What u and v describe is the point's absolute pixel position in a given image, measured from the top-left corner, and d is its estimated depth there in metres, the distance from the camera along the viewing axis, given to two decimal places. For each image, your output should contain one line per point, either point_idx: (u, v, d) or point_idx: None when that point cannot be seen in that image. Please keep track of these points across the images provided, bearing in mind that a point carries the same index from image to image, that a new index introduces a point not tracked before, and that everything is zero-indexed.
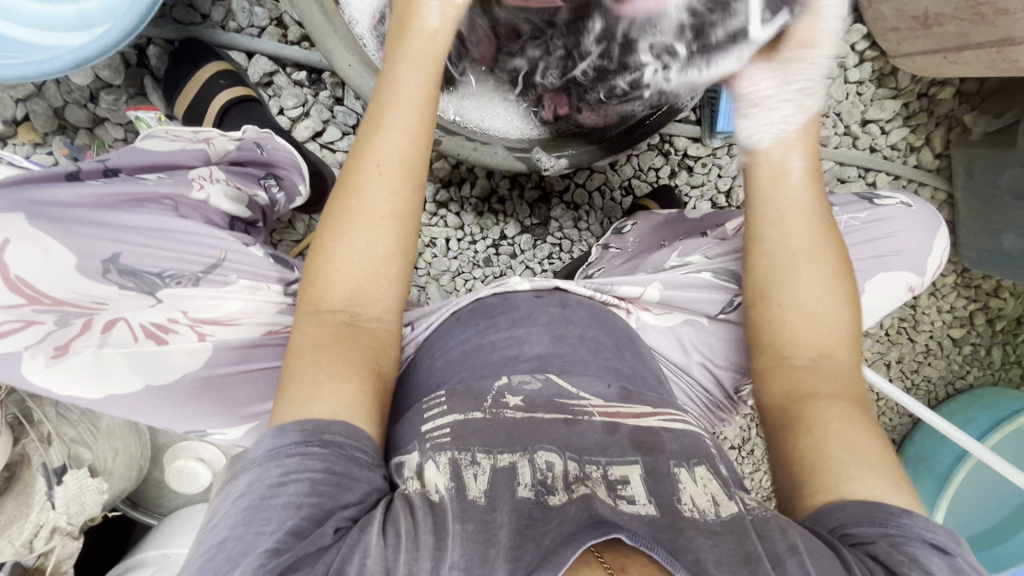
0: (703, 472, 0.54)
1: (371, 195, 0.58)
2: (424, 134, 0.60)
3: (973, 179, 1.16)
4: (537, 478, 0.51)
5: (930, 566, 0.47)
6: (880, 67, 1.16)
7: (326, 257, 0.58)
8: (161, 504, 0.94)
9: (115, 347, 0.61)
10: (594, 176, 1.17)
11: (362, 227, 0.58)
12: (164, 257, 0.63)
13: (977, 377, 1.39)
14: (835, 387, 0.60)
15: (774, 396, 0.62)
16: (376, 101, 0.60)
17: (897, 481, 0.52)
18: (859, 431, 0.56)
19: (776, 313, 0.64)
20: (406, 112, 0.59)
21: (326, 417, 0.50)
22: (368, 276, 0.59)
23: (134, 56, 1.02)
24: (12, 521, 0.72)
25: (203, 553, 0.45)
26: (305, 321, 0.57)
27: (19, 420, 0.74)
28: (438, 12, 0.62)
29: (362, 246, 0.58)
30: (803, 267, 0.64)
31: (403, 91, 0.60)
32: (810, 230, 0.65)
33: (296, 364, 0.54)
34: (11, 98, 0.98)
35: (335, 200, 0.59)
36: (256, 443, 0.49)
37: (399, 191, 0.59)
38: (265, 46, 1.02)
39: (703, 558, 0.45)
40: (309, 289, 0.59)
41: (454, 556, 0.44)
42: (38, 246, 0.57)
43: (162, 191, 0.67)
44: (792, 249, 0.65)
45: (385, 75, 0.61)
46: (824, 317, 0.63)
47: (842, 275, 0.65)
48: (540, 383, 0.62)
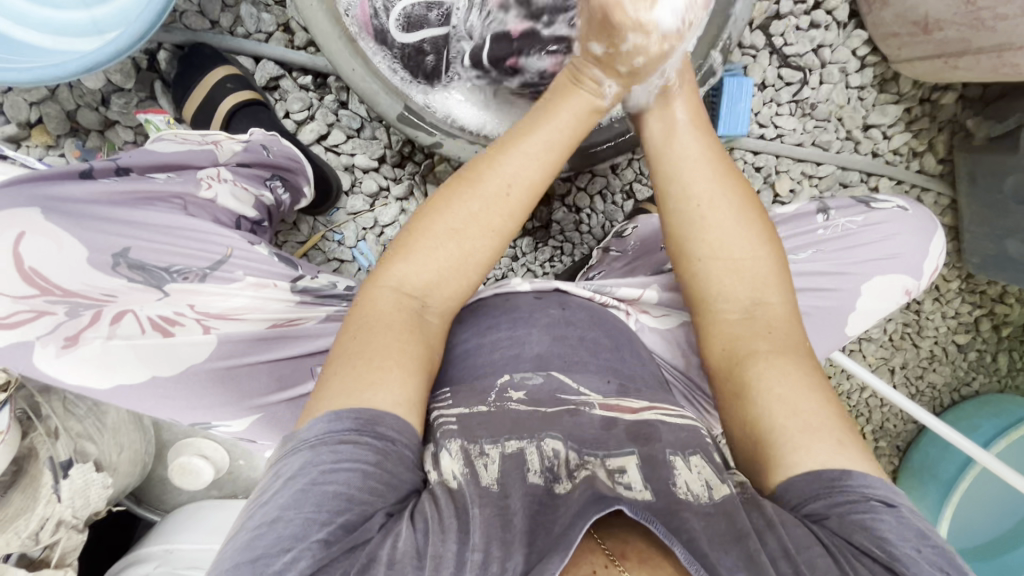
0: (698, 460, 0.54)
1: (485, 203, 0.63)
2: (551, 165, 0.66)
3: (975, 183, 1.16)
4: (545, 464, 0.52)
5: (878, 528, 0.48)
6: (882, 72, 1.17)
7: (419, 243, 0.61)
8: (164, 501, 0.96)
9: (123, 338, 0.62)
10: (596, 180, 1.18)
11: (469, 231, 0.62)
12: (172, 253, 0.64)
13: (983, 384, 1.38)
14: (773, 343, 0.62)
15: (714, 354, 0.65)
16: (524, 126, 0.67)
17: (840, 440, 0.53)
18: (806, 390, 0.57)
19: (696, 262, 0.67)
20: (549, 150, 0.66)
21: (384, 407, 0.51)
22: (452, 270, 0.62)
23: (145, 61, 1.04)
24: (20, 513, 0.72)
25: (254, 530, 0.45)
26: (382, 296, 0.59)
27: (27, 415, 0.76)
28: (612, 93, 0.68)
29: (462, 245, 0.62)
30: (719, 219, 0.67)
31: (553, 130, 0.67)
32: (714, 180, 0.68)
33: (356, 340, 0.55)
34: (24, 101, 1.01)
35: (445, 196, 0.64)
36: (307, 427, 0.50)
37: (510, 209, 0.63)
38: (273, 51, 1.04)
39: (697, 537, 0.46)
40: (388, 267, 0.61)
41: (476, 538, 0.44)
42: (51, 239, 0.58)
43: (172, 189, 0.68)
44: (700, 198, 0.67)
45: (541, 111, 0.68)
46: (745, 259, 0.66)
47: (754, 217, 0.67)
48: (542, 378, 0.63)
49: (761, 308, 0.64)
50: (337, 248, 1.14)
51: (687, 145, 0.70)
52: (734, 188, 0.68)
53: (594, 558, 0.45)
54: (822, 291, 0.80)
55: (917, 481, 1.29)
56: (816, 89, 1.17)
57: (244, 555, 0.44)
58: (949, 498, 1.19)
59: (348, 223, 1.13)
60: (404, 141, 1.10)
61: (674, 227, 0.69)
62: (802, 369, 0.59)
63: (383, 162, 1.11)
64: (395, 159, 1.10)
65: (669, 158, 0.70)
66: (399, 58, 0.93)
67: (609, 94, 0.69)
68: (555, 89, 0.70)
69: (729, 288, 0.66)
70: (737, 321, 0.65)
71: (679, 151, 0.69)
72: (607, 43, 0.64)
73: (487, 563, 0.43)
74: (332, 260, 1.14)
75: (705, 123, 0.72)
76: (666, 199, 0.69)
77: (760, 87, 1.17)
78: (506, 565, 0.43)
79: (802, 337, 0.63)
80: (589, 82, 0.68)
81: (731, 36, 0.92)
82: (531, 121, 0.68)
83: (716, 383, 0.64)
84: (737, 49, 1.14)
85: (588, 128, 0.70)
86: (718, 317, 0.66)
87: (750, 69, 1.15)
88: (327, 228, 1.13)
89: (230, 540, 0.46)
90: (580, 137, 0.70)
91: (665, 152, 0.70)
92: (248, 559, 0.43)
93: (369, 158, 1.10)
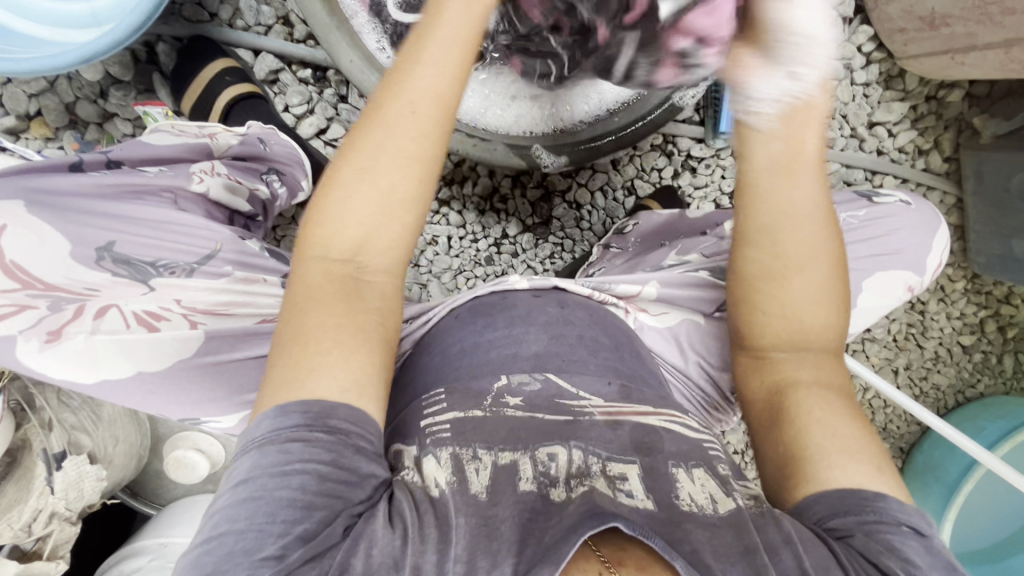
0: (700, 473, 0.54)
1: (393, 132, 0.55)
2: (456, 70, 0.57)
3: (983, 182, 1.13)
4: (539, 471, 0.51)
5: (906, 552, 0.47)
6: (888, 69, 1.15)
7: (335, 195, 0.55)
8: (159, 494, 0.96)
9: (108, 334, 0.61)
10: (597, 175, 1.18)
11: (381, 168, 0.55)
12: (156, 247, 0.63)
13: (988, 386, 1.36)
14: (820, 377, 0.59)
15: (756, 393, 0.62)
16: (418, 34, 0.59)
17: (879, 468, 0.52)
18: (849, 421, 0.55)
19: (766, 314, 0.62)
20: (449, 50, 0.57)
21: (331, 395, 0.49)
22: (379, 218, 0.55)
23: (144, 53, 1.04)
24: (14, 504, 0.72)
25: (202, 545, 0.45)
26: (310, 267, 0.54)
27: (21, 406, 0.76)
28: None
29: (378, 189, 0.55)
30: (808, 274, 0.61)
31: (447, 24, 0.58)
32: (819, 231, 0.61)
33: (293, 324, 0.52)
34: (24, 93, 1.01)
35: (353, 138, 0.57)
36: (255, 425, 0.49)
37: (422, 131, 0.56)
38: (271, 44, 1.03)
39: (700, 549, 0.45)
40: (311, 234, 0.55)
41: (458, 549, 0.45)
42: (33, 232, 0.57)
43: (161, 183, 0.68)
44: (791, 254, 0.61)
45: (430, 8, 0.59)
46: (818, 322, 0.60)
47: (838, 273, 0.62)
48: (538, 384, 0.62)
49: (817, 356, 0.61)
50: None
51: (798, 186, 0.61)
52: (831, 242, 0.62)
53: (588, 564, 0.45)
54: None
55: (920, 483, 1.28)
56: None
57: (193, 572, 0.43)
58: (952, 500, 1.17)
59: None
60: None
61: (746, 275, 0.63)
62: (844, 404, 0.57)
63: None
64: None
65: (781, 199, 0.61)
66: (390, 35, 0.89)
67: None
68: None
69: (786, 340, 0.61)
70: (792, 358, 0.61)
71: (788, 197, 0.61)
72: None
73: (474, 568, 0.43)
74: None
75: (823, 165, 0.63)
76: (751, 242, 0.62)
77: None
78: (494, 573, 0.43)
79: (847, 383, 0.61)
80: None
81: None
82: (427, 20, 0.59)
83: (756, 419, 0.61)
84: None
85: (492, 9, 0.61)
86: (770, 356, 0.62)
87: None
88: None
89: (189, 553, 0.45)
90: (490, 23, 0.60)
91: (775, 190, 0.61)
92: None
93: None
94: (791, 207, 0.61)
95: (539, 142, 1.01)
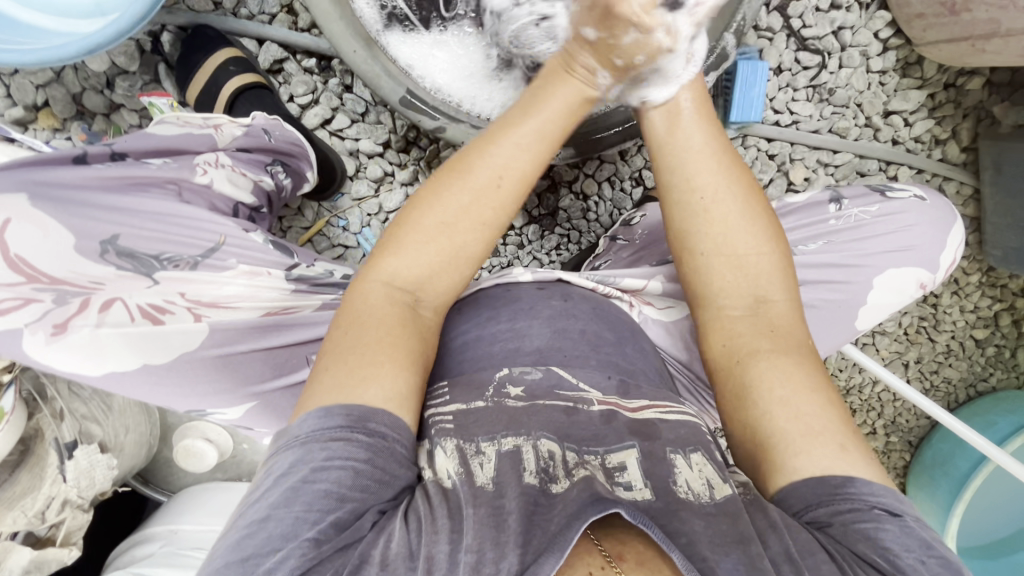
0: (698, 458, 0.53)
1: (476, 196, 0.59)
2: (543, 156, 0.62)
3: (1000, 174, 1.11)
4: (541, 464, 0.50)
5: (884, 539, 0.46)
6: (905, 55, 1.12)
7: (410, 236, 0.59)
8: (170, 482, 0.98)
9: (113, 326, 0.61)
10: (604, 166, 1.15)
11: (461, 225, 0.59)
12: (161, 240, 0.64)
13: (1001, 380, 1.35)
14: (773, 342, 0.59)
15: (714, 354, 0.62)
16: (512, 118, 0.63)
17: (844, 445, 0.51)
18: (811, 392, 0.55)
19: (700, 257, 0.64)
20: (542, 137, 0.62)
21: (376, 403, 0.50)
22: (443, 267, 0.59)
23: (149, 43, 1.03)
24: (26, 492, 0.74)
25: (242, 529, 0.45)
26: (372, 290, 0.57)
27: (33, 396, 0.77)
28: (606, 84, 0.64)
29: (452, 241, 0.59)
30: (729, 216, 0.63)
31: (546, 117, 0.62)
32: (724, 168, 0.64)
33: (347, 338, 0.54)
34: (31, 83, 1.01)
35: (427, 193, 0.60)
36: (299, 422, 0.49)
37: (505, 203, 0.60)
38: (275, 33, 1.02)
39: (696, 541, 0.45)
40: (380, 261, 0.59)
41: (469, 539, 0.43)
42: (38, 226, 0.58)
43: (166, 175, 0.68)
44: (705, 190, 0.63)
45: (532, 98, 0.64)
46: (748, 255, 0.62)
47: (758, 213, 0.63)
48: (540, 373, 0.61)
49: (764, 306, 0.61)
50: (341, 234, 1.13)
51: (692, 139, 0.65)
52: (740, 182, 0.64)
53: (592, 560, 0.44)
54: (831, 283, 0.77)
55: (928, 477, 1.27)
56: (835, 74, 1.12)
57: (233, 554, 0.43)
58: (961, 495, 1.16)
59: (353, 209, 1.12)
60: (409, 126, 1.08)
61: (676, 223, 0.65)
62: (802, 368, 0.56)
63: (388, 147, 1.09)
64: (400, 144, 1.09)
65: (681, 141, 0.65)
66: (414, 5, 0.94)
67: (604, 86, 0.64)
68: (542, 85, 0.64)
69: (727, 283, 0.63)
70: (740, 317, 0.62)
71: (690, 140, 0.65)
72: (603, 31, 0.60)
73: (481, 563, 0.42)
74: (337, 246, 1.14)
75: (712, 114, 0.67)
76: (669, 189, 0.65)
77: (776, 72, 1.12)
78: (500, 565, 0.41)
79: (806, 339, 0.60)
80: (583, 73, 0.63)
81: (746, 17, 0.88)
82: (528, 106, 0.63)
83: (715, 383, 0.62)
84: (752, 31, 1.10)
85: (577, 119, 0.65)
86: (719, 315, 0.63)
87: (765, 53, 1.11)
88: (331, 214, 1.12)
89: (225, 537, 0.45)
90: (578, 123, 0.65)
91: (663, 142, 0.66)
92: (238, 557, 0.43)
93: (373, 143, 1.08)
94: (695, 150, 0.65)
95: None
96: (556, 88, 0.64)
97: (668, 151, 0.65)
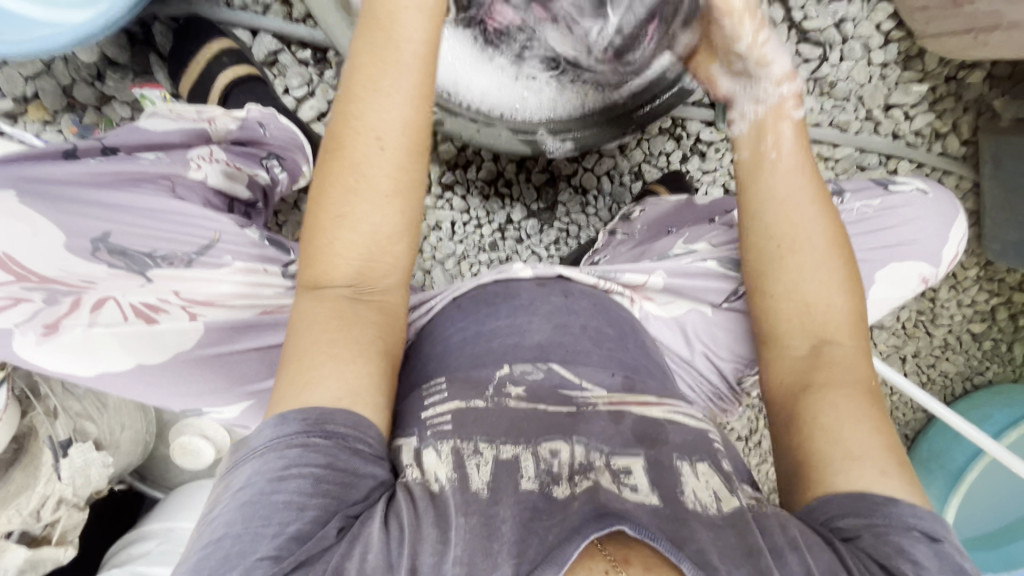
0: (704, 468, 0.53)
1: (365, 168, 0.54)
2: (418, 98, 0.55)
3: (1000, 167, 1.11)
4: (540, 469, 0.50)
5: (916, 555, 0.46)
6: (906, 48, 1.11)
7: (319, 236, 0.55)
8: (167, 478, 0.97)
9: (105, 326, 0.61)
10: (603, 160, 1.15)
11: (361, 204, 0.54)
12: (154, 237, 0.63)
13: (997, 374, 1.35)
14: (830, 374, 0.57)
15: (778, 387, 0.60)
16: (358, 65, 0.54)
17: (885, 470, 0.51)
18: (863, 422, 0.53)
19: (769, 299, 0.63)
20: (402, 73, 0.54)
21: (325, 405, 0.48)
22: (370, 251, 0.55)
23: (140, 33, 1.01)
24: (20, 491, 0.72)
25: (199, 550, 0.44)
26: (308, 301, 0.55)
27: (26, 394, 0.75)
28: None
29: (363, 224, 0.55)
30: (803, 258, 0.61)
31: (399, 53, 0.54)
32: (812, 217, 0.62)
33: (292, 348, 0.52)
34: (21, 75, 1.00)
35: (321, 182, 0.55)
36: (257, 432, 0.48)
37: (397, 163, 0.55)
38: (269, 24, 1.01)
39: (706, 549, 0.45)
40: (309, 275, 0.56)
41: (457, 551, 0.43)
42: (25, 222, 0.56)
43: (159, 170, 0.67)
44: (784, 237, 0.62)
45: (364, 25, 0.55)
46: (818, 304, 0.61)
47: (838, 262, 0.61)
48: (541, 373, 0.61)
49: (828, 344, 0.60)
50: None
51: (779, 181, 0.63)
52: (827, 232, 0.62)
53: (594, 563, 0.44)
54: None
55: (923, 470, 1.27)
56: (837, 67, 1.11)
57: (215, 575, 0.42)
58: (957, 487, 1.17)
59: None
60: None
61: (750, 262, 0.64)
62: (866, 405, 0.55)
63: None
64: None
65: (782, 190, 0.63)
66: None
67: None
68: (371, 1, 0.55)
69: (792, 325, 0.61)
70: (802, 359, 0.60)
71: (772, 185, 0.63)
72: None
73: (473, 571, 0.42)
74: None
75: (809, 153, 0.64)
76: (746, 228, 0.64)
77: None
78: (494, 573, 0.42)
79: (869, 374, 0.58)
80: None
81: None
82: (366, 42, 0.54)
83: (767, 398, 0.62)
84: None
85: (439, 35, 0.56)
86: (776, 349, 0.62)
87: None
88: None
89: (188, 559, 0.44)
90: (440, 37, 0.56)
91: (744, 187, 0.64)
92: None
93: None
94: (782, 197, 0.62)
95: (542, 126, 0.99)
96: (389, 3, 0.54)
97: (750, 196, 0.64)
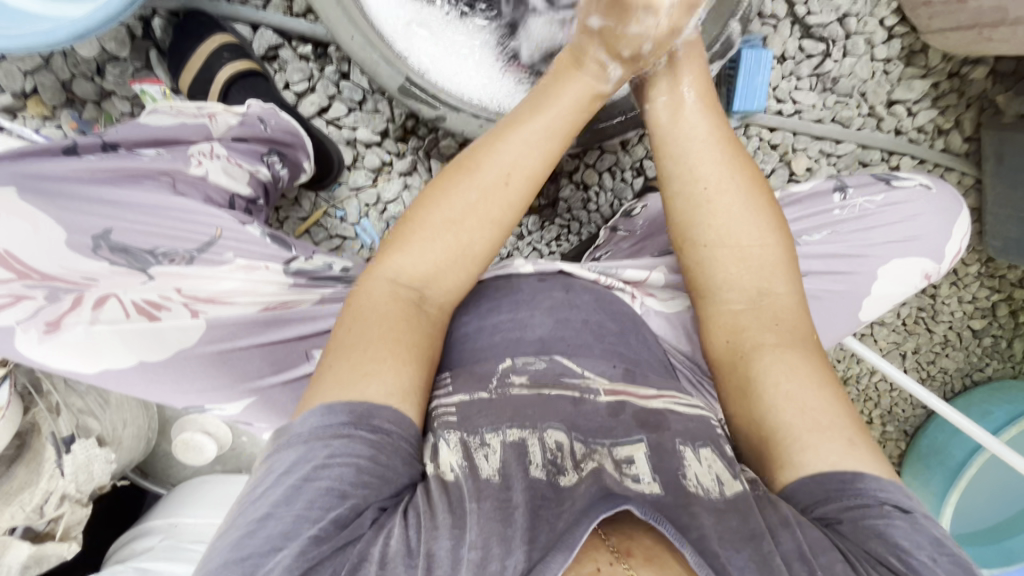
0: (707, 454, 0.52)
1: (486, 195, 0.60)
2: (550, 154, 0.63)
3: (1003, 163, 1.09)
4: (548, 458, 0.49)
5: (894, 535, 0.46)
6: (910, 44, 1.11)
7: (415, 232, 0.59)
8: (170, 474, 0.98)
9: (107, 323, 0.61)
10: (605, 156, 1.14)
11: (468, 221, 0.59)
12: (155, 233, 0.63)
13: (997, 370, 1.35)
14: (778, 333, 0.59)
15: (718, 351, 0.62)
16: (516, 118, 0.64)
17: (851, 441, 0.51)
18: (817, 386, 0.54)
19: (705, 250, 0.64)
20: (552, 138, 0.63)
21: (379, 399, 0.49)
22: (447, 263, 0.59)
23: (139, 28, 1.00)
24: (23, 487, 0.73)
25: (242, 527, 0.44)
26: (378, 285, 0.57)
27: (28, 390, 0.75)
28: (618, 78, 0.66)
29: (459, 239, 0.59)
30: (721, 204, 0.63)
31: (549, 117, 0.63)
32: (725, 161, 0.64)
33: (351, 335, 0.53)
34: (19, 70, 0.99)
35: (436, 191, 0.61)
36: (298, 420, 0.48)
37: (512, 202, 0.61)
38: (270, 18, 1.00)
39: (707, 535, 0.44)
40: (387, 255, 0.59)
41: (473, 536, 0.43)
42: (27, 221, 0.57)
43: (157, 167, 0.67)
44: (705, 181, 0.64)
45: (530, 107, 0.65)
46: (753, 247, 0.62)
47: (763, 203, 0.63)
48: (544, 363, 0.61)
49: (766, 297, 0.61)
50: (339, 224, 1.12)
51: (692, 124, 0.65)
52: (743, 175, 0.64)
53: (599, 555, 0.43)
54: (835, 275, 0.77)
55: (923, 466, 1.27)
56: (839, 63, 1.10)
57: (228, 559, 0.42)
58: (956, 484, 1.17)
59: (349, 200, 1.11)
60: (408, 115, 1.07)
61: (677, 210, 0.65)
62: (809, 363, 0.56)
63: (386, 136, 1.08)
64: (398, 133, 1.08)
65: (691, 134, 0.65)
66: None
67: (614, 81, 0.66)
68: (554, 76, 0.66)
69: (737, 279, 0.62)
70: (740, 310, 0.62)
71: (688, 130, 0.65)
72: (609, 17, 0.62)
73: (487, 559, 0.41)
74: (335, 237, 1.12)
75: (715, 102, 0.67)
76: (673, 177, 0.65)
77: (780, 60, 1.10)
78: (506, 562, 0.41)
79: (811, 335, 0.60)
80: (592, 65, 0.65)
81: (751, 5, 0.87)
82: (533, 105, 0.64)
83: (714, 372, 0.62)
84: (756, 18, 1.08)
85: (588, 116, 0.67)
86: (721, 307, 0.63)
87: (769, 40, 1.09)
88: (329, 205, 1.11)
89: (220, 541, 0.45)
90: (582, 125, 0.66)
91: (668, 134, 0.66)
92: (235, 560, 0.42)
93: (371, 132, 1.07)
94: (695, 142, 0.65)
95: None
96: (560, 86, 0.65)
97: (665, 141, 0.66)
